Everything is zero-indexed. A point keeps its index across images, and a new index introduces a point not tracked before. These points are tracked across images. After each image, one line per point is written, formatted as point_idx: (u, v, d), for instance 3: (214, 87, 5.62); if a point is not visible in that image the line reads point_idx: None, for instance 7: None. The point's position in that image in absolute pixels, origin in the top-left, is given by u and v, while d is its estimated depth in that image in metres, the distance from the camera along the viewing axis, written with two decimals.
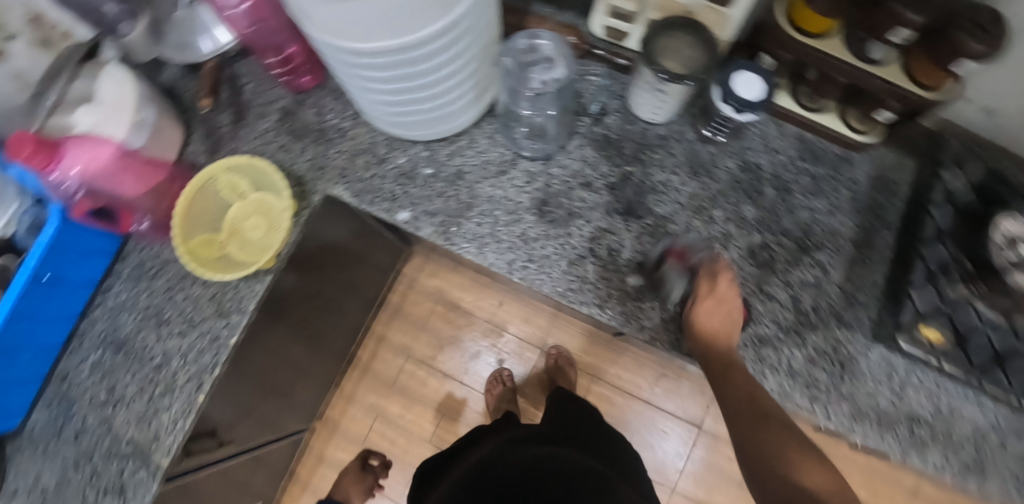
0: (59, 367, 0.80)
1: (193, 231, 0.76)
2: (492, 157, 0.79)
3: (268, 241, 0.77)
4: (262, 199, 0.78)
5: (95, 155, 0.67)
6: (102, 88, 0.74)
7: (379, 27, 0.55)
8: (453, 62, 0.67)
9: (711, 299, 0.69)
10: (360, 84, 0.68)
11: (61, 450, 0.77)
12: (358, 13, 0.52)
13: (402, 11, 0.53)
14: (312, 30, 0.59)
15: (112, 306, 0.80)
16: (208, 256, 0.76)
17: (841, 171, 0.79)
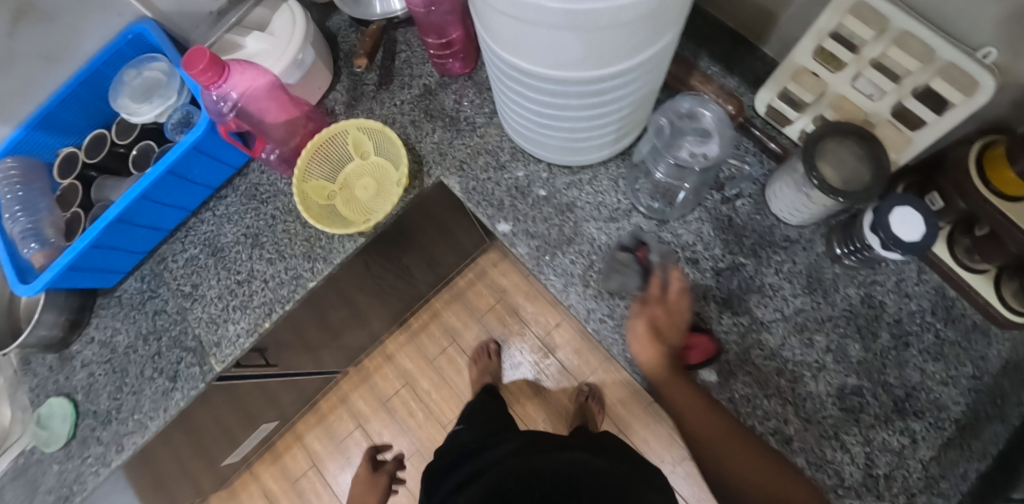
0: (160, 247, 0.86)
1: (311, 173, 0.79)
2: (608, 202, 0.77)
3: (374, 207, 0.80)
4: (381, 164, 0.82)
5: (252, 81, 0.71)
6: (277, 21, 0.80)
7: (531, 51, 0.55)
8: (612, 105, 0.65)
9: (655, 309, 0.67)
10: (514, 97, 0.68)
11: (138, 320, 0.85)
12: (516, 29, 0.52)
13: (556, 47, 0.53)
14: (480, 28, 0.60)
15: (222, 213, 0.86)
16: (317, 201, 0.79)
17: (971, 341, 0.71)
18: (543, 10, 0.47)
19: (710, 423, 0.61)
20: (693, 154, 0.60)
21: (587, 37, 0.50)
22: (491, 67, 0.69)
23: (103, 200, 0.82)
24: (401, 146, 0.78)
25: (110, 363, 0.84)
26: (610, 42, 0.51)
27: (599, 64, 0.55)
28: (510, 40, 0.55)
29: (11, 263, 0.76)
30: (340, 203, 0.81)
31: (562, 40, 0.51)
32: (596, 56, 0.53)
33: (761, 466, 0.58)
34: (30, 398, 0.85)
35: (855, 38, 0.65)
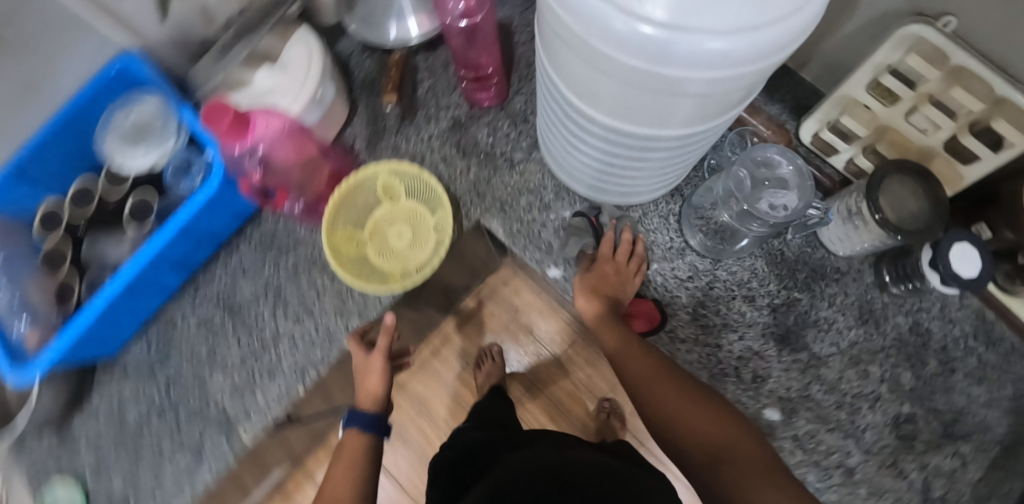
0: (167, 308, 0.78)
1: (339, 222, 0.72)
2: (659, 240, 0.75)
3: (411, 257, 0.74)
4: (415, 208, 0.76)
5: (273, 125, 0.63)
6: (291, 54, 0.72)
7: (588, 94, 0.53)
8: (675, 159, 0.62)
9: (604, 266, 0.71)
10: (571, 138, 0.64)
11: (148, 391, 0.76)
12: (579, 70, 0.50)
13: (617, 100, 0.51)
14: (540, 56, 0.57)
15: (236, 267, 0.78)
16: (346, 253, 0.72)
17: (1011, 362, 0.73)
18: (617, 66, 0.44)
19: (652, 372, 0.60)
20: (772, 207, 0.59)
21: (677, 101, 0.47)
22: (542, 95, 0.66)
23: (97, 257, 0.73)
24: (444, 192, 0.73)
25: (118, 440, 0.75)
26: (673, 110, 0.49)
27: (653, 125, 0.53)
28: (570, 78, 0.53)
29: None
30: (371, 253, 0.74)
31: (625, 94, 0.49)
32: (655, 118, 0.52)
33: (701, 419, 0.54)
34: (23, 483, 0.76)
35: (915, 74, 0.62)
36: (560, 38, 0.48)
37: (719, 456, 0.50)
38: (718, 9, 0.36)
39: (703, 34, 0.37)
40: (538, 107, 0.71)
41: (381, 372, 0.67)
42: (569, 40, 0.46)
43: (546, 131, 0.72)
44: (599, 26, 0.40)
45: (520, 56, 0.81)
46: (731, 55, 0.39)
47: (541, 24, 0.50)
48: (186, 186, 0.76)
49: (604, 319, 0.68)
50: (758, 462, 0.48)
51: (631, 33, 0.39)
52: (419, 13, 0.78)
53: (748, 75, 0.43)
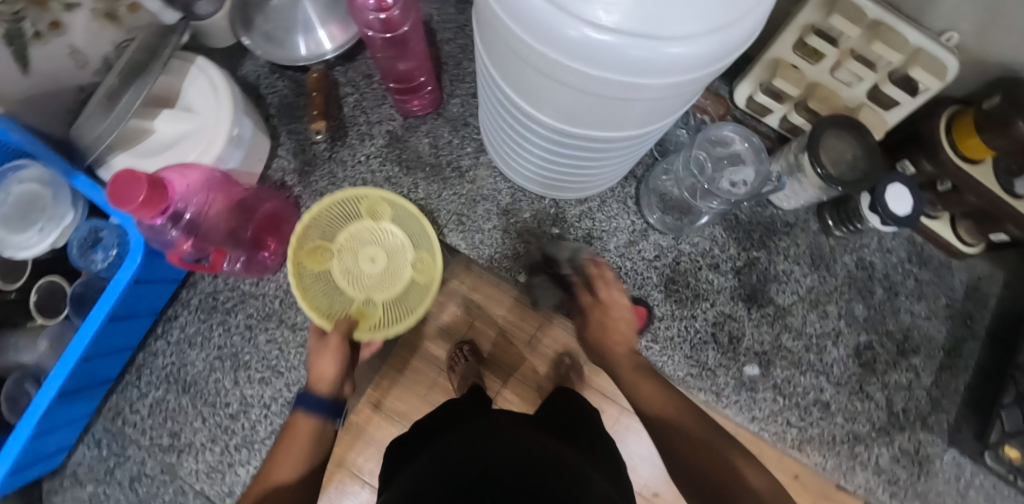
0: (109, 399, 0.71)
1: (306, 238, 0.65)
2: (622, 225, 0.74)
3: (378, 289, 0.68)
4: (399, 232, 0.69)
5: (183, 176, 0.55)
6: (196, 92, 0.65)
7: (532, 96, 0.50)
8: (628, 158, 0.62)
9: (599, 310, 0.59)
10: (524, 147, 0.63)
11: (111, 494, 0.70)
12: (523, 71, 0.47)
13: (564, 104, 0.49)
14: (481, 57, 0.54)
15: (179, 339, 0.71)
16: (309, 269, 0.65)
17: (941, 276, 0.81)
18: (567, 71, 0.42)
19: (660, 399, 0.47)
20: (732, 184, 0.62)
21: (634, 108, 0.46)
22: (487, 99, 0.62)
23: (10, 362, 0.65)
24: (434, 229, 0.65)
25: None
26: (623, 115, 0.48)
27: (602, 129, 0.52)
28: (513, 79, 0.50)
29: None
30: (335, 269, 0.67)
31: (573, 99, 0.47)
32: (604, 122, 0.50)
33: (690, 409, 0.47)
34: None
35: (836, 33, 0.65)
36: (503, 39, 0.45)
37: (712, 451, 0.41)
38: (674, 17, 0.35)
39: (660, 40, 0.36)
40: (483, 112, 0.67)
41: (337, 353, 0.55)
42: (513, 41, 0.43)
43: (491, 138, 0.69)
44: (547, 32, 0.38)
45: (447, 55, 0.77)
46: (685, 61, 0.38)
47: (482, 21, 0.47)
48: (100, 263, 0.66)
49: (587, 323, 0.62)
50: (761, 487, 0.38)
51: (582, 40, 0.37)
52: (328, 25, 0.71)
53: (699, 80, 0.42)
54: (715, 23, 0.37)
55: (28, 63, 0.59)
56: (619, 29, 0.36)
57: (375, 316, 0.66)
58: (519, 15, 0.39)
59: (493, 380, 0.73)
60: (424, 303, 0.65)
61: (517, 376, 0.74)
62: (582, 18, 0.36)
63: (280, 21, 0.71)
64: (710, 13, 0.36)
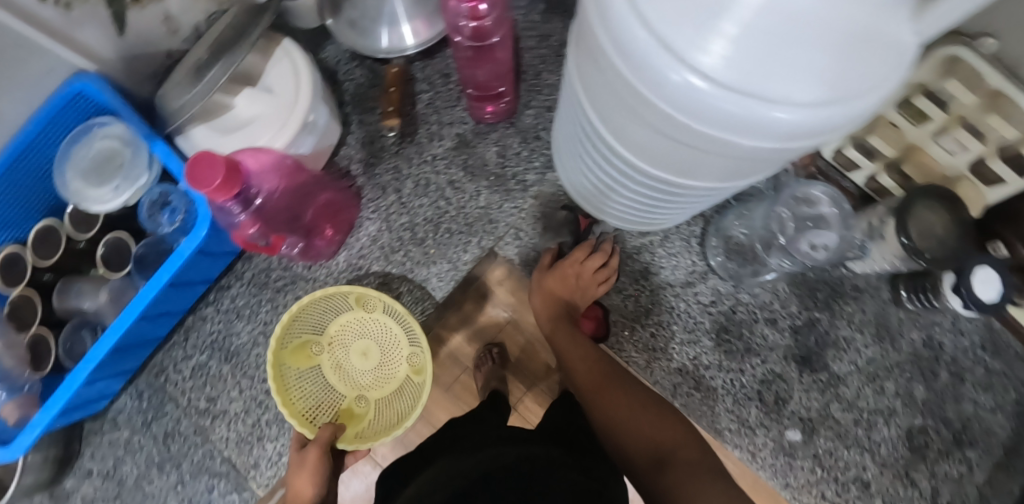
0: (154, 356, 0.73)
1: (293, 335, 0.67)
2: (682, 264, 0.72)
3: (372, 388, 0.69)
4: (391, 327, 0.68)
5: (256, 158, 0.56)
6: (277, 73, 0.65)
7: (612, 128, 0.47)
8: (700, 203, 0.59)
9: (568, 265, 0.68)
10: (592, 170, 0.60)
11: (145, 445, 0.73)
12: (608, 102, 0.44)
13: (644, 144, 0.46)
14: (568, 76, 0.51)
15: (228, 309, 0.73)
16: (295, 367, 0.68)
17: (1016, 368, 0.74)
18: (657, 113, 0.40)
19: (595, 375, 0.62)
20: (811, 246, 0.60)
21: (723, 161, 0.43)
22: (566, 118, 0.60)
23: (71, 307, 0.69)
24: (422, 331, 0.64)
25: (119, 498, 0.73)
26: (705, 165, 0.45)
27: (679, 173, 0.49)
28: (596, 106, 0.47)
29: None
30: (327, 364, 0.70)
31: (655, 141, 0.44)
32: (683, 168, 0.47)
33: (644, 420, 0.58)
34: None
35: (947, 96, 0.61)
36: (597, 66, 0.42)
37: (662, 458, 0.54)
38: (787, 80, 0.32)
39: (771, 103, 0.33)
40: (559, 130, 0.65)
41: (315, 471, 0.58)
42: (607, 71, 0.41)
43: (560, 153, 0.67)
44: (649, 71, 0.36)
45: (526, 64, 0.76)
46: (788, 127, 0.35)
47: (578, 41, 0.44)
48: (167, 227, 0.69)
49: (554, 317, 0.66)
50: (697, 462, 0.54)
51: (682, 86, 0.35)
52: (412, 19, 0.71)
53: (800, 146, 0.39)
54: (829, 94, 0.33)
55: (122, 25, 0.62)
56: (728, 83, 0.33)
57: (366, 417, 0.68)
58: (620, 46, 0.37)
59: (516, 385, 0.71)
60: (411, 409, 0.64)
61: (542, 387, 0.72)
62: (690, 67, 0.33)
63: (367, 11, 0.71)
64: (826, 84, 0.33)
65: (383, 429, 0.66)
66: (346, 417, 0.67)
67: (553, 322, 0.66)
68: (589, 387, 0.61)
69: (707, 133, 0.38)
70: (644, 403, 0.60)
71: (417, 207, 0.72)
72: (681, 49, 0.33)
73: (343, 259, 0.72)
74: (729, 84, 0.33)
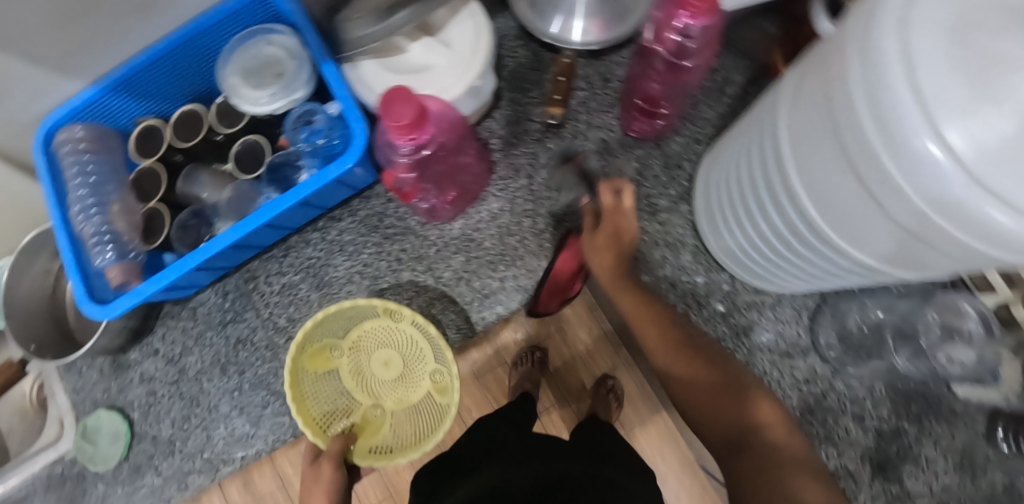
0: (251, 261, 0.74)
1: (312, 341, 0.68)
2: (787, 334, 0.70)
3: (390, 398, 0.71)
4: (415, 339, 0.70)
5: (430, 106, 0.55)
6: (458, 29, 0.65)
7: (806, 173, 0.46)
8: (832, 279, 0.57)
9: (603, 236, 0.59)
10: (743, 206, 0.59)
11: (215, 343, 0.74)
12: (821, 148, 0.43)
13: (834, 200, 0.45)
14: (772, 113, 0.50)
15: (334, 240, 0.73)
16: (313, 370, 0.69)
17: None
18: (876, 174, 0.39)
19: (672, 348, 0.56)
20: (948, 358, 0.67)
21: (909, 245, 0.42)
22: (738, 155, 0.58)
23: (191, 195, 0.71)
24: (450, 352, 0.65)
25: (176, 385, 0.75)
26: (892, 244, 0.43)
27: (852, 243, 0.47)
28: (797, 149, 0.47)
29: (79, 275, 0.63)
30: (345, 368, 0.72)
31: (852, 201, 0.43)
32: (862, 240, 0.46)
33: (719, 399, 0.52)
34: (71, 400, 0.77)
35: None
36: (826, 110, 0.42)
37: (739, 443, 0.51)
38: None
39: (1002, 203, 0.32)
40: (718, 165, 0.63)
41: (331, 489, 0.56)
42: (838, 117, 0.40)
43: (710, 180, 0.65)
44: (892, 129, 0.35)
45: None
46: (1004, 236, 0.34)
47: (814, 79, 0.44)
48: (306, 145, 0.70)
49: (619, 288, 0.59)
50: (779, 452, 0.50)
51: (919, 152, 0.34)
52: (593, 16, 0.70)
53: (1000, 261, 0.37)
54: None
55: None
56: (962, 163, 0.33)
57: (382, 428, 0.69)
58: (873, 99, 0.36)
59: (547, 394, 0.72)
60: (430, 431, 0.66)
61: (572, 406, 0.72)
62: (937, 139, 0.33)
63: None
64: None
65: (398, 443, 0.67)
66: (362, 426, 0.69)
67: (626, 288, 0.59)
68: (662, 357, 0.56)
69: (920, 215, 0.37)
70: (722, 382, 0.54)
71: (545, 199, 0.72)
72: (940, 121, 0.33)
73: (458, 226, 0.72)
74: (974, 173, 0.33)
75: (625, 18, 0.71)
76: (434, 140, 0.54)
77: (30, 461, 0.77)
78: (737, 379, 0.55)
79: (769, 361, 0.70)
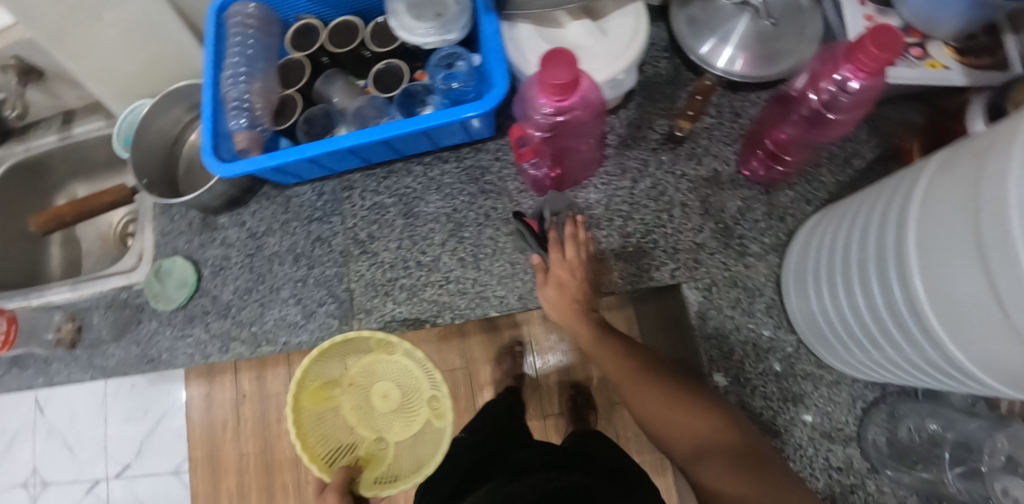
0: (353, 173, 0.78)
1: (314, 376, 0.73)
2: (834, 416, 0.68)
3: (391, 431, 0.76)
4: (410, 369, 0.75)
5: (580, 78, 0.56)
6: (620, 19, 0.67)
7: (930, 258, 0.45)
8: (924, 372, 0.53)
9: (558, 268, 0.62)
10: (849, 270, 0.57)
11: (297, 234, 0.79)
12: (955, 234, 0.41)
13: (952, 288, 0.43)
14: (907, 188, 0.49)
15: (433, 179, 0.76)
16: (316, 408, 0.74)
17: None
18: (1010, 272, 0.36)
19: (626, 371, 0.56)
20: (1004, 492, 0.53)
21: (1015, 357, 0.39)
22: (854, 224, 0.57)
23: (325, 96, 0.76)
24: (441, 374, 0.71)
25: (250, 258, 0.80)
26: (994, 348, 0.41)
27: (959, 342, 0.45)
28: (927, 228, 0.45)
29: (210, 128, 0.68)
30: (346, 405, 0.77)
31: (973, 303, 0.41)
32: (966, 336, 0.43)
33: (671, 405, 0.52)
34: (157, 239, 0.84)
35: None
36: (970, 209, 0.40)
37: (699, 451, 0.47)
38: None
39: None
40: (831, 224, 0.62)
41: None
42: (984, 208, 0.38)
43: (821, 236, 0.63)
44: None
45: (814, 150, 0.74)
46: None
47: (967, 163, 0.42)
48: (443, 84, 0.73)
49: (575, 321, 0.61)
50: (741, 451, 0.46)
51: None
52: (747, 51, 0.72)
53: None
54: None
55: None
56: None
57: (387, 460, 0.73)
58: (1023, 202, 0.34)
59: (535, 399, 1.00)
60: (431, 452, 0.71)
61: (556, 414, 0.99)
62: None
63: (714, 20, 0.73)
64: None
65: (405, 471, 0.71)
66: (366, 461, 0.73)
67: (581, 326, 0.61)
68: (619, 377, 0.57)
69: None
70: (679, 391, 0.53)
71: (641, 207, 0.72)
72: None
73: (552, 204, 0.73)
74: None
75: (777, 61, 0.71)
76: (573, 111, 0.56)
77: (103, 280, 0.86)
78: (700, 392, 0.53)
79: (808, 435, 0.68)
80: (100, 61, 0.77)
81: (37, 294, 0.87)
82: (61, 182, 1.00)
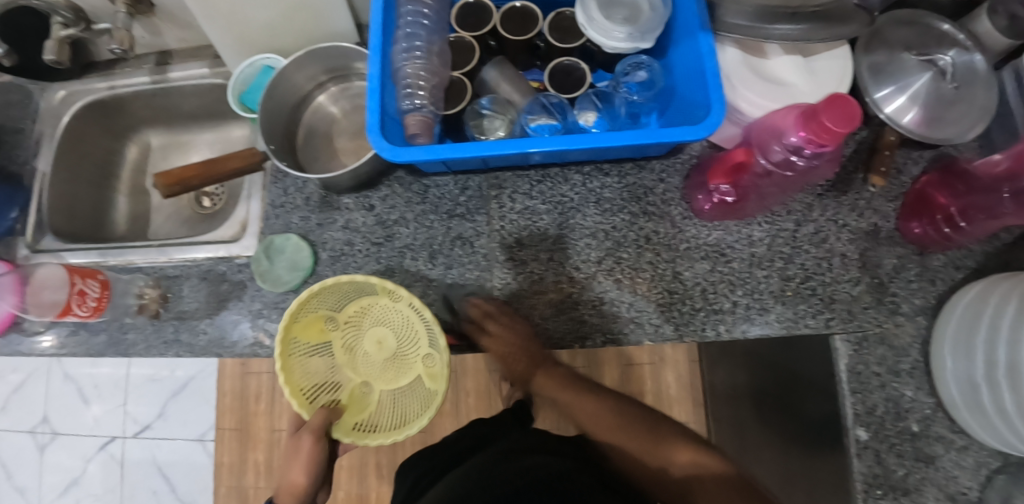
0: (505, 171, 0.74)
1: (315, 307, 0.68)
2: (958, 480, 0.68)
3: (380, 379, 0.71)
4: (409, 320, 0.69)
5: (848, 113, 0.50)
6: (828, 59, 0.65)
7: None
8: None
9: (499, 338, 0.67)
10: None
11: (434, 227, 0.73)
12: None
13: None
14: None
15: (593, 191, 0.73)
16: (307, 340, 0.68)
17: None
18: None
19: (595, 417, 0.58)
20: None
21: None
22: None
23: (488, 85, 0.70)
24: (442, 338, 0.63)
25: (377, 246, 0.73)
26: None
27: None
28: None
29: (378, 104, 0.60)
30: (338, 343, 0.72)
31: None
32: None
33: (646, 454, 0.52)
34: (265, 211, 0.77)
35: None
36: None
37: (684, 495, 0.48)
38: None
39: None
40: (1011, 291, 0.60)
41: (311, 462, 0.59)
42: None
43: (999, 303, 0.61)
44: None
45: None
46: None
47: None
48: (625, 95, 0.69)
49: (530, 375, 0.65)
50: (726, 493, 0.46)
51: None
52: (928, 107, 0.70)
53: None
54: None
55: None
56: None
57: (368, 408, 0.68)
58: None
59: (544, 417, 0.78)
60: (415, 415, 0.65)
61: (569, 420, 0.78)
62: None
63: (898, 71, 0.72)
64: None
65: (384, 424, 0.66)
66: (348, 402, 0.68)
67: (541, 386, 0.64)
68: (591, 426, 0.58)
69: None
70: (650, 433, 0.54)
71: (801, 251, 0.72)
72: None
73: (714, 236, 0.72)
74: None
75: (958, 122, 0.70)
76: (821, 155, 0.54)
77: (197, 248, 0.77)
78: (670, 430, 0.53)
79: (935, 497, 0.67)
80: (240, 11, 0.69)
81: (115, 252, 0.78)
82: (135, 126, 0.91)
